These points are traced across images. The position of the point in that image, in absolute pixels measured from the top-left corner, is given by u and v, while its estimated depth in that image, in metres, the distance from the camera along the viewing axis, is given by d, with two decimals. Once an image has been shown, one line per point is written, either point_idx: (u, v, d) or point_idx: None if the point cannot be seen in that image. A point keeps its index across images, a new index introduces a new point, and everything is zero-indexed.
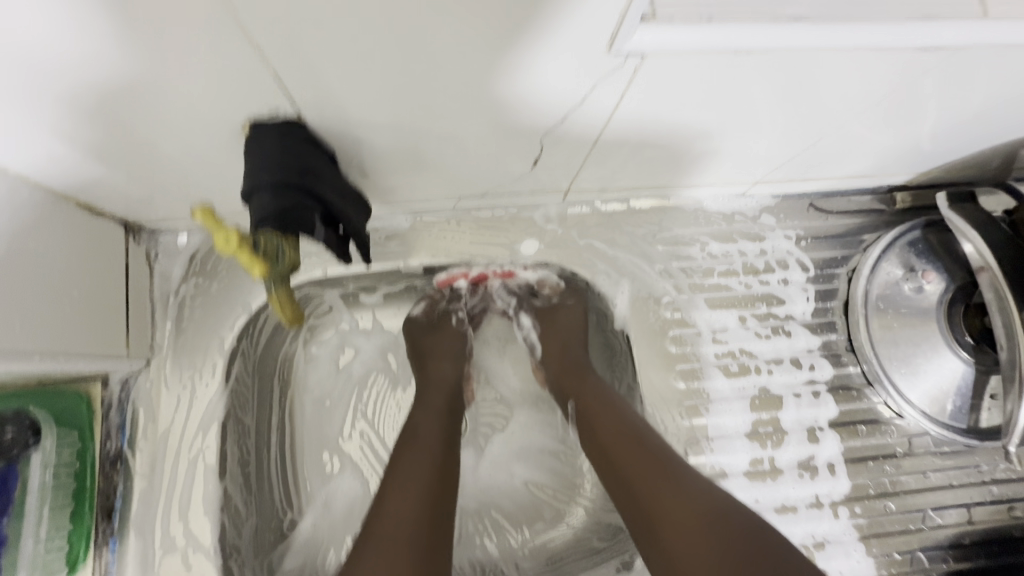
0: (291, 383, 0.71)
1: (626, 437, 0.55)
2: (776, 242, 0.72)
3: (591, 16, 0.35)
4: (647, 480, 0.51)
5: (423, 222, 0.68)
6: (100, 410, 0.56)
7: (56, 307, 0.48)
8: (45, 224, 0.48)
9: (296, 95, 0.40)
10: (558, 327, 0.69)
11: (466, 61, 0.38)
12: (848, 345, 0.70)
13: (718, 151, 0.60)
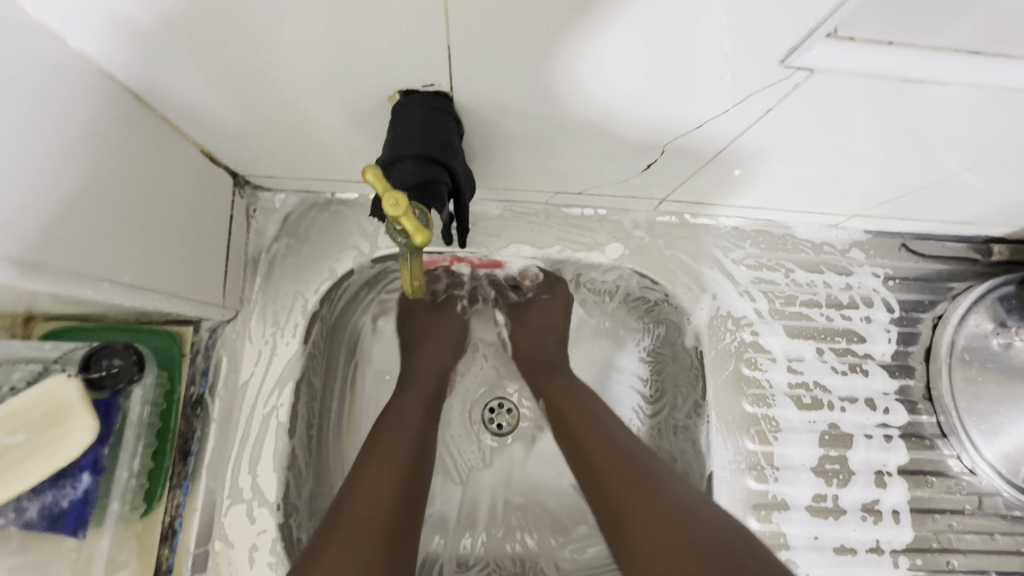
0: (358, 353, 0.72)
1: (627, 452, 0.55)
2: (863, 278, 0.70)
3: (777, 29, 0.36)
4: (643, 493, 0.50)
5: (512, 212, 0.68)
6: (189, 354, 0.58)
7: (174, 247, 0.50)
8: (179, 168, 0.51)
9: (457, 70, 0.41)
10: (537, 325, 0.72)
11: (632, 54, 0.39)
12: (925, 393, 0.68)
13: (800, 178, 0.59)
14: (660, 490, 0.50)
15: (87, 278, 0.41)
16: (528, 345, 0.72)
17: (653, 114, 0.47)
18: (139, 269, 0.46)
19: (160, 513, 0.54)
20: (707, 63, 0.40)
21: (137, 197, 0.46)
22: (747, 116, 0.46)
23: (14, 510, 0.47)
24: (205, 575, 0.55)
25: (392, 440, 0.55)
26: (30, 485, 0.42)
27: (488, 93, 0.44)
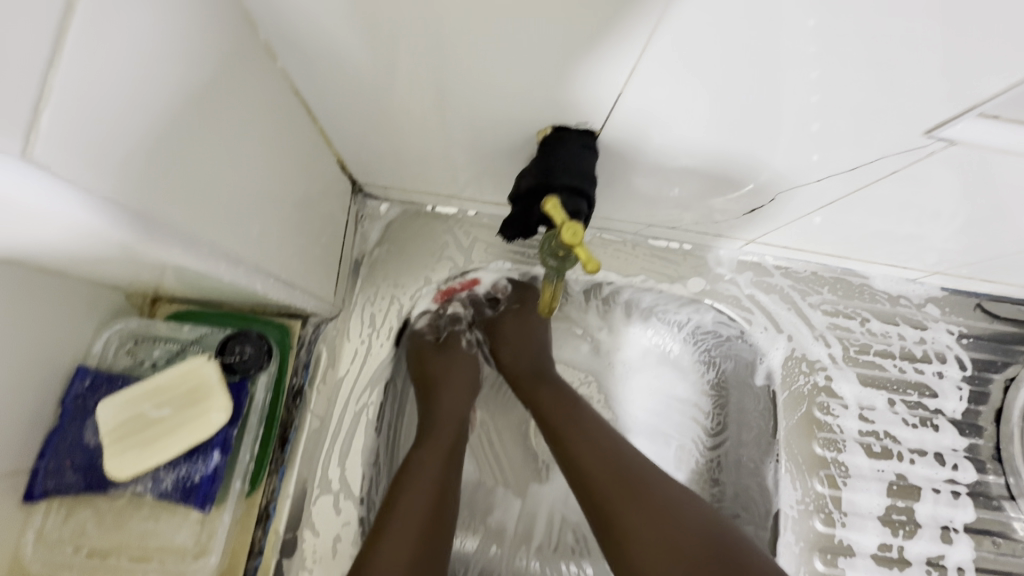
0: None
1: (614, 463, 0.54)
2: (937, 334, 0.72)
3: (927, 106, 0.39)
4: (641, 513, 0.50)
5: (600, 239, 0.71)
6: (295, 346, 0.61)
7: (308, 248, 0.55)
8: (309, 163, 0.53)
9: (618, 109, 0.44)
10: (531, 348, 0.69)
11: (790, 104, 0.42)
12: (994, 454, 0.69)
13: (886, 232, 0.61)
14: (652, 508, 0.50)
15: (261, 272, 0.46)
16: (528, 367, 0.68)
17: (733, 161, 0.50)
18: (289, 266, 0.51)
19: (258, 496, 0.57)
20: (793, 116, 0.43)
21: (283, 192, 0.48)
22: (849, 183, 0.51)
23: (150, 478, 0.46)
24: (291, 560, 0.57)
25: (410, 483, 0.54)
26: (171, 457, 0.46)
27: (630, 130, 0.47)
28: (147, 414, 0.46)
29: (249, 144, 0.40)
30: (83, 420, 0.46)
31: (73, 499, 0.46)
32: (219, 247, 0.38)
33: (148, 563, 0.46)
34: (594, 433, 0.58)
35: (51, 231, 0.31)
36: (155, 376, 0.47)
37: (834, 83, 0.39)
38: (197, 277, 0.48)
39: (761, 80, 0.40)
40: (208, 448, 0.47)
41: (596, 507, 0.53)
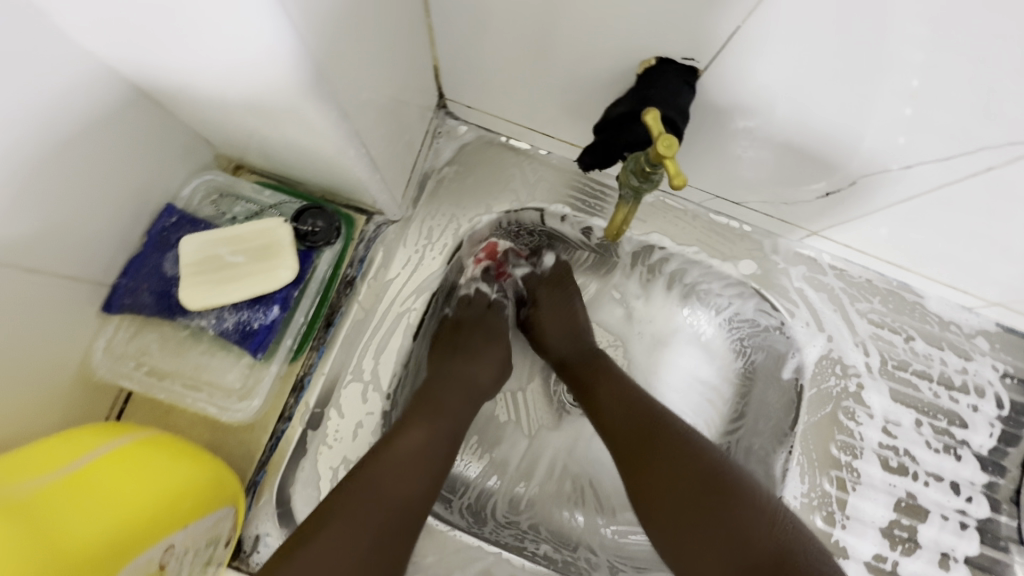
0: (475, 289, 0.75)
1: (642, 416, 0.59)
2: (980, 367, 0.70)
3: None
4: (664, 458, 0.55)
5: (662, 203, 0.72)
6: (356, 238, 0.64)
7: (390, 145, 0.57)
8: (409, 60, 0.54)
9: (716, 57, 0.44)
10: (550, 328, 0.70)
11: (893, 80, 0.41)
12: (1012, 496, 0.68)
13: (958, 247, 0.59)
14: (671, 463, 0.54)
15: (350, 146, 0.48)
16: (556, 358, 0.70)
17: (824, 134, 0.50)
18: (373, 153, 0.53)
19: (297, 366, 0.61)
20: (889, 95, 0.43)
21: (385, 78, 0.49)
22: (945, 175, 0.49)
23: (214, 316, 0.49)
24: (315, 433, 0.60)
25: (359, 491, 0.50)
26: (237, 300, 0.49)
27: (723, 80, 0.47)
28: (224, 258, 0.49)
29: (369, 31, 0.42)
30: (164, 252, 0.50)
31: (141, 320, 0.50)
32: (318, 108, 0.40)
33: (198, 392, 0.50)
34: (625, 382, 0.64)
35: (201, 24, 0.33)
36: (235, 226, 0.50)
37: (940, 75, 0.39)
38: (283, 148, 0.51)
39: (873, 47, 0.39)
40: (269, 301, 0.50)
41: (620, 456, 0.58)
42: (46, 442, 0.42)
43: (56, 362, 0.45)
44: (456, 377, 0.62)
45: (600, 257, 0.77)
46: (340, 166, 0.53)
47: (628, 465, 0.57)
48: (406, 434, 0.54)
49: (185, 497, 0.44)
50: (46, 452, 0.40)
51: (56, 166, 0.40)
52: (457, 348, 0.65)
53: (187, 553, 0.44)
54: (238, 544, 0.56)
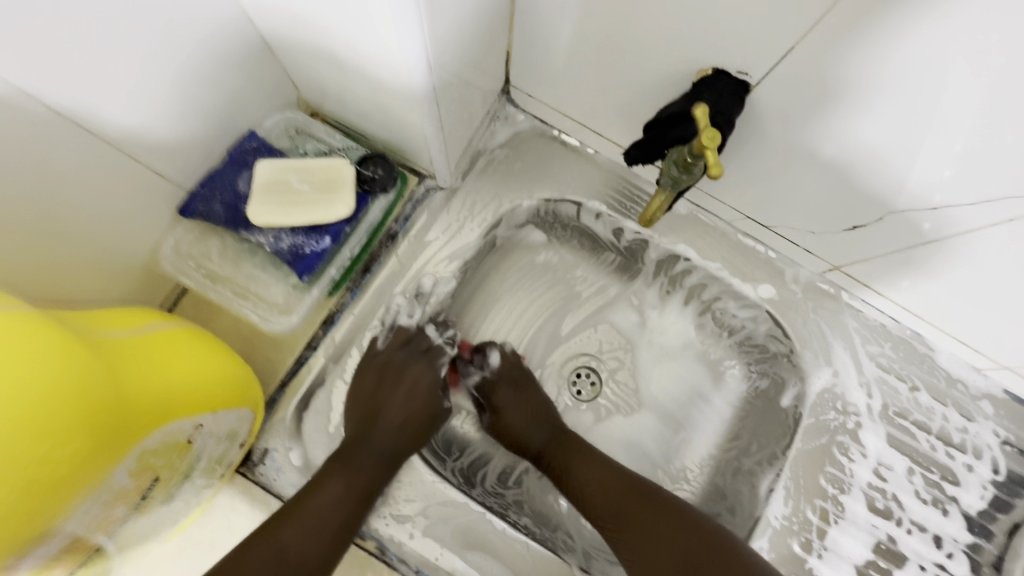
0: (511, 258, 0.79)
1: (613, 488, 0.63)
2: (981, 430, 0.71)
3: None
4: (652, 545, 0.57)
5: (695, 217, 0.75)
6: (405, 197, 0.69)
7: (456, 114, 0.61)
8: (490, 43, 0.59)
9: (774, 72, 0.47)
10: (522, 430, 0.70)
11: (940, 113, 0.44)
12: (994, 562, 0.68)
13: (977, 302, 0.61)
14: (648, 534, 0.58)
15: (426, 107, 0.53)
16: (538, 444, 0.69)
17: (862, 160, 0.53)
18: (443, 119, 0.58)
19: (331, 301, 0.65)
20: (929, 129, 0.46)
21: (469, 53, 0.54)
22: (985, 215, 0.51)
23: (273, 235, 0.54)
24: (335, 366, 0.65)
25: (274, 560, 0.51)
26: (296, 225, 0.54)
27: (780, 90, 0.49)
28: (292, 183, 0.54)
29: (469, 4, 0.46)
30: (240, 171, 0.55)
31: (208, 227, 0.55)
32: (409, 54, 0.44)
33: (245, 299, 0.56)
34: (591, 460, 0.66)
35: None
36: (306, 159, 0.56)
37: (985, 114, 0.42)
38: (360, 100, 0.57)
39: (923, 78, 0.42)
40: (323, 231, 0.55)
41: (608, 525, 0.61)
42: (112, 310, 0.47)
43: (129, 247, 0.51)
44: (388, 412, 0.63)
45: (626, 263, 0.82)
46: (412, 125, 0.57)
47: (615, 527, 0.61)
48: (316, 497, 0.56)
49: (218, 385, 0.49)
50: (101, 319, 0.44)
51: (170, 77, 0.46)
52: (390, 384, 0.65)
53: (210, 437, 0.48)
54: (247, 453, 0.60)
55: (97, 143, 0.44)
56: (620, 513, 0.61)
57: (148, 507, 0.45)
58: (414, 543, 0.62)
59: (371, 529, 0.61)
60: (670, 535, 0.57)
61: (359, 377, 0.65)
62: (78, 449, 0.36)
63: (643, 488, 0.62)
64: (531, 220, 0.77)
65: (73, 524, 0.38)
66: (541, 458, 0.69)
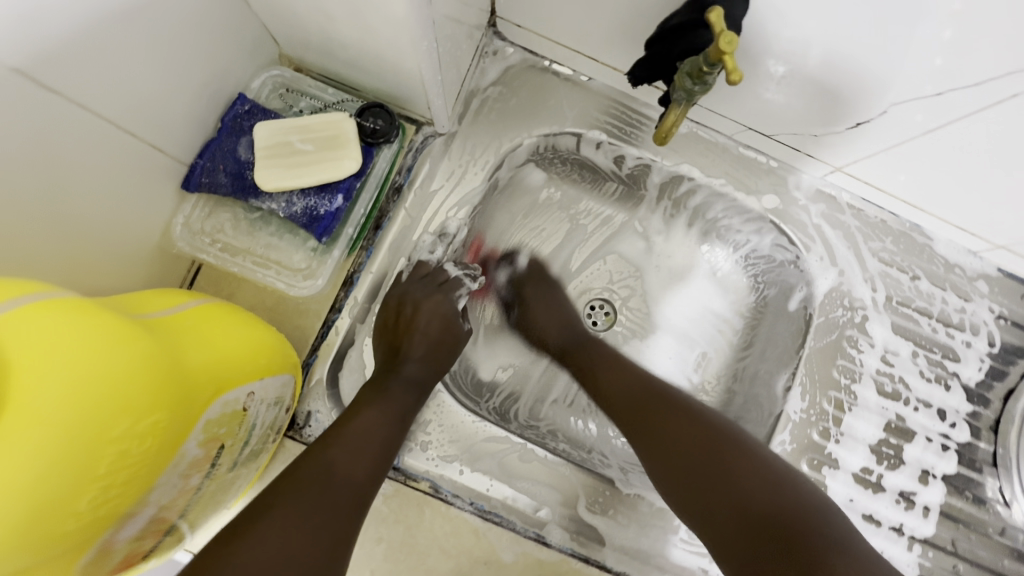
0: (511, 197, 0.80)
1: (637, 392, 0.65)
2: (978, 308, 0.75)
3: None
4: (659, 438, 0.60)
5: (695, 135, 0.75)
6: (406, 147, 0.67)
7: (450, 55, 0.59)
8: None
9: None
10: (547, 325, 0.76)
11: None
12: (992, 425, 0.74)
13: (974, 187, 0.63)
14: (671, 437, 0.59)
15: (422, 48, 0.51)
16: (557, 345, 0.75)
17: (861, 57, 0.52)
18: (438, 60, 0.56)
19: (348, 262, 0.65)
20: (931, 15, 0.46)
21: None
22: (990, 96, 0.51)
23: (284, 200, 0.53)
24: (362, 325, 0.66)
25: (323, 475, 0.52)
26: (306, 186, 0.53)
27: None
28: (295, 145, 0.53)
29: None
30: (237, 138, 0.53)
31: (216, 200, 0.54)
32: None
33: (268, 269, 0.55)
34: (614, 368, 0.69)
35: None
36: (305, 116, 0.54)
37: None
38: (349, 48, 0.54)
39: None
40: (334, 190, 0.54)
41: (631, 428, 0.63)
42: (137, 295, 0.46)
43: (141, 230, 0.50)
44: (420, 338, 0.66)
45: (628, 191, 0.82)
46: (407, 70, 0.55)
47: (631, 427, 0.63)
48: (357, 420, 0.57)
49: (260, 354, 0.50)
50: (134, 303, 0.43)
51: (150, 43, 0.43)
52: (418, 315, 0.67)
53: (261, 404, 0.50)
54: (292, 417, 0.62)
55: (95, 121, 0.42)
56: (638, 417, 0.63)
57: (217, 474, 0.46)
58: (464, 479, 0.65)
59: (424, 472, 0.64)
60: (735, 476, 0.55)
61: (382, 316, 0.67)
62: (163, 423, 0.37)
63: (676, 398, 0.63)
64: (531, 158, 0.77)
65: (162, 495, 0.39)
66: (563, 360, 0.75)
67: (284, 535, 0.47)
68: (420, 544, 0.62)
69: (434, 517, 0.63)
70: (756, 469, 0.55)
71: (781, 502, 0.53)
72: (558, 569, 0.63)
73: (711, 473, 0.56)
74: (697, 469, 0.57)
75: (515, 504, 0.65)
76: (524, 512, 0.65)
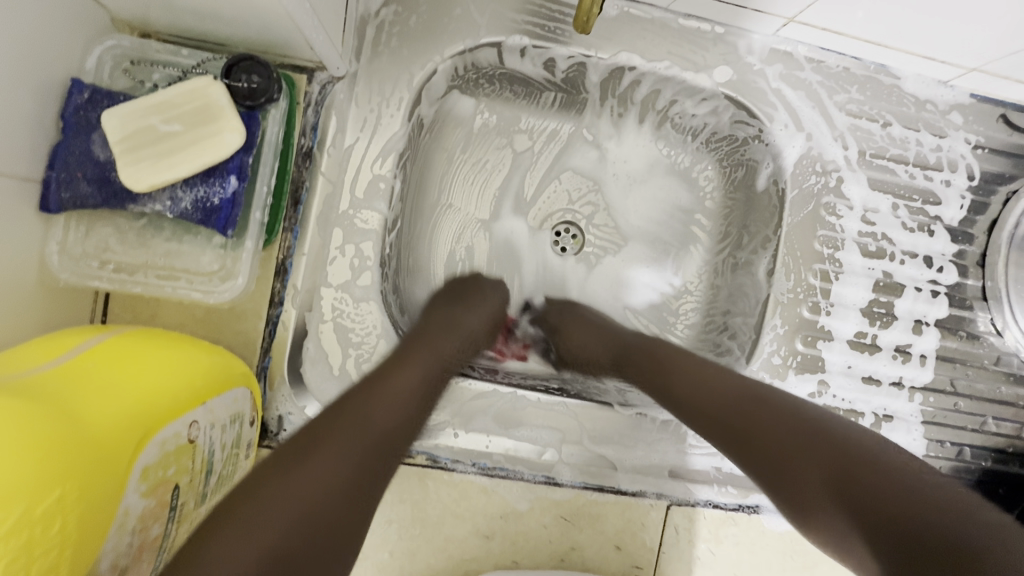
0: (441, 136, 0.72)
1: (716, 407, 0.54)
2: (954, 143, 0.71)
3: None
4: (765, 457, 0.50)
5: (628, 16, 0.66)
6: (302, 102, 0.59)
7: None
8: None
9: None
10: (585, 345, 0.67)
11: None
12: (978, 260, 0.72)
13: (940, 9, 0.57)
14: (773, 433, 0.50)
15: None
16: (609, 360, 0.66)
17: None
18: None
19: (274, 251, 0.59)
20: None
21: None
22: None
23: (168, 198, 0.45)
24: (311, 314, 0.59)
25: (324, 443, 0.44)
26: (188, 175, 0.45)
27: None
28: (157, 128, 0.45)
29: None
30: (88, 134, 0.44)
31: (91, 214, 0.46)
32: None
33: (176, 280, 0.49)
34: (696, 371, 0.58)
35: None
36: (159, 91, 0.45)
37: None
38: None
39: None
40: (224, 172, 0.46)
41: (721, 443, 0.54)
42: (30, 344, 0.40)
43: (17, 269, 0.42)
44: (465, 318, 0.63)
45: (568, 97, 0.74)
46: (272, 9, 0.45)
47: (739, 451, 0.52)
48: (397, 376, 0.51)
49: (197, 375, 0.44)
50: (23, 357, 0.38)
51: None
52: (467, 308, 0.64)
53: (213, 429, 0.45)
54: (264, 425, 0.58)
55: None
56: (735, 441, 0.52)
57: (185, 514, 0.43)
58: (462, 444, 0.62)
59: (418, 447, 0.61)
60: (795, 454, 0.48)
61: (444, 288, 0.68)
62: (74, 495, 0.32)
63: (773, 406, 0.52)
64: (453, 84, 0.68)
65: (115, 560, 0.36)
66: (619, 371, 0.66)
67: (260, 533, 0.38)
68: (431, 516, 0.62)
69: (439, 485, 0.62)
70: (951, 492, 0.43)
71: (949, 508, 0.41)
72: (573, 504, 0.64)
73: (868, 488, 0.43)
74: (847, 480, 0.45)
75: (519, 454, 0.62)
76: (530, 459, 0.63)
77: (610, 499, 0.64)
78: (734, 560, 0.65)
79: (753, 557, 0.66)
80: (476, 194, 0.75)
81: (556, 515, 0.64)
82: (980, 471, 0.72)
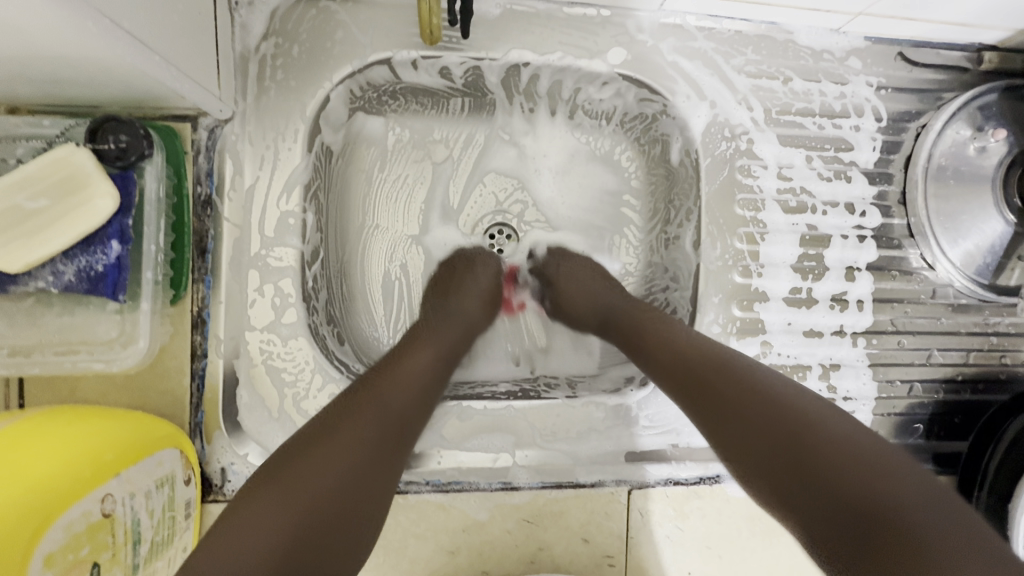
0: (353, 157, 0.71)
1: (683, 356, 0.54)
2: (857, 87, 0.71)
3: None
4: (731, 411, 0.48)
5: (512, 13, 0.66)
6: (191, 151, 0.59)
7: (182, 25, 0.48)
8: None
9: None
10: (573, 295, 0.67)
11: None
12: (900, 199, 0.73)
13: None
14: (726, 387, 0.50)
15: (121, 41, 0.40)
16: (598, 318, 0.66)
17: None
18: (163, 47, 0.45)
19: (189, 303, 0.58)
20: None
21: None
22: None
23: (51, 274, 0.50)
24: (237, 361, 0.58)
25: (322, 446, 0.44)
26: (64, 248, 0.49)
27: None
28: (25, 206, 0.49)
29: None
30: None
31: None
32: None
33: (77, 353, 0.52)
34: (665, 329, 0.58)
35: None
36: (22, 169, 0.49)
37: None
38: (39, 64, 0.43)
39: None
40: (105, 238, 0.51)
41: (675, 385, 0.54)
42: None
43: None
44: (454, 305, 0.63)
45: (475, 101, 0.73)
46: (122, 67, 0.45)
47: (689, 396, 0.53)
48: (406, 365, 0.53)
49: (105, 449, 0.45)
50: None
51: None
52: (450, 297, 0.65)
53: (134, 498, 0.46)
54: (207, 479, 0.57)
55: None
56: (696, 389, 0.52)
57: None
58: (413, 465, 0.61)
59: None
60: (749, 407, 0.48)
61: (435, 281, 0.68)
62: None
63: (724, 363, 0.52)
64: (352, 106, 0.68)
65: None
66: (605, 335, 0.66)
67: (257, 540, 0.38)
68: (394, 540, 0.62)
69: (397, 509, 0.62)
70: (913, 474, 0.42)
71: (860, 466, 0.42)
72: (534, 504, 0.64)
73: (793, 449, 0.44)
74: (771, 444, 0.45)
75: (472, 465, 0.62)
76: (484, 468, 0.62)
77: (570, 494, 0.64)
78: (702, 532, 0.66)
79: (720, 526, 0.66)
80: (401, 211, 0.74)
81: (519, 518, 0.64)
82: (932, 404, 0.72)
